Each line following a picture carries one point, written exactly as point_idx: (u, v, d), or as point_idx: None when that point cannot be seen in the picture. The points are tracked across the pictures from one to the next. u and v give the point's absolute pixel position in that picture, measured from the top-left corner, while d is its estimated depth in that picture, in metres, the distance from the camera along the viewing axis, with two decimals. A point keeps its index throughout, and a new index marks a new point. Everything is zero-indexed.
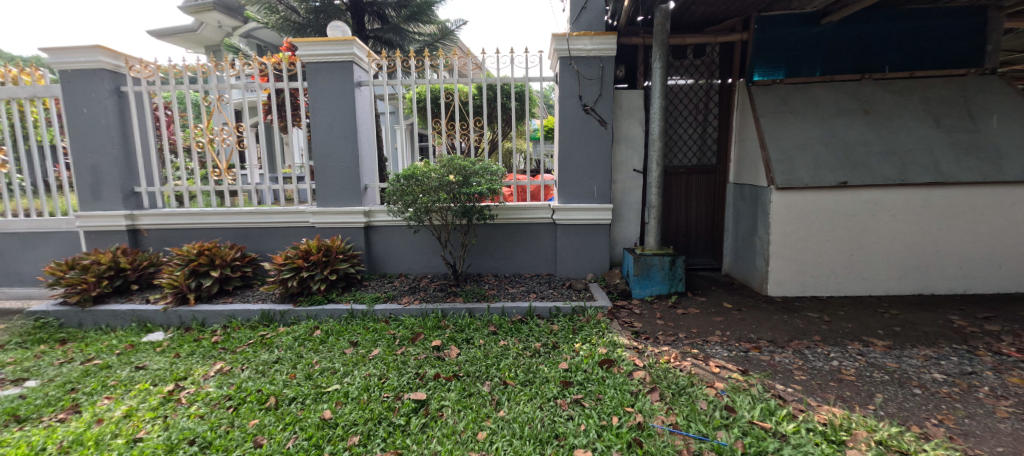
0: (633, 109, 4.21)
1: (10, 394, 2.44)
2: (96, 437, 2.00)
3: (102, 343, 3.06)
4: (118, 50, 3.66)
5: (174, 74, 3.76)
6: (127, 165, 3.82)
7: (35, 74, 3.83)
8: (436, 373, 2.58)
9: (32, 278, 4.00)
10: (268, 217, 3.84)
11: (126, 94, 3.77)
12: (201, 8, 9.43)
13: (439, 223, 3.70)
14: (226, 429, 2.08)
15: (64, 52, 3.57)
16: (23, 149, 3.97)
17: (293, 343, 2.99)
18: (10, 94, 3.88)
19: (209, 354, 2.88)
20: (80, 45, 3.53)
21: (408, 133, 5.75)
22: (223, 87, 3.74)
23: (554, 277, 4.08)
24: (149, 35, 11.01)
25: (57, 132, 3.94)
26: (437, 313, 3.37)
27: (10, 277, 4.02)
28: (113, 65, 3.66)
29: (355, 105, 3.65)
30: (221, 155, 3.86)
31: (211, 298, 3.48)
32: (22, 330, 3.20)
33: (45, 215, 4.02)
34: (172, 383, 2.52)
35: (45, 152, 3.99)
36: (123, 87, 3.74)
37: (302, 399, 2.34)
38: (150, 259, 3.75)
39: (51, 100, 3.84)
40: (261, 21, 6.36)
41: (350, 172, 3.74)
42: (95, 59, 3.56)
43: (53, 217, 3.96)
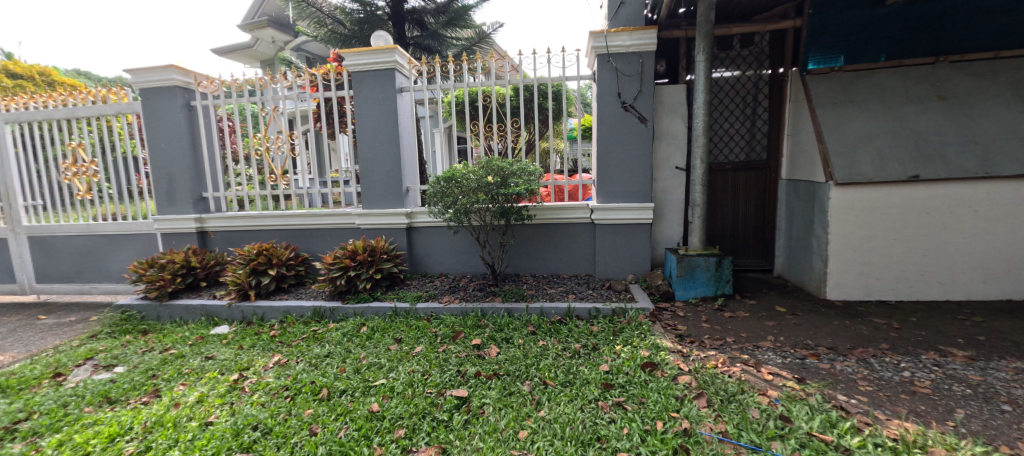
0: (675, 105, 4.07)
1: (103, 378, 2.76)
2: (174, 419, 2.22)
3: (176, 334, 3.37)
4: (188, 69, 4.02)
5: (236, 88, 4.07)
6: (196, 172, 4.18)
7: (121, 93, 4.25)
8: (477, 371, 2.63)
9: (119, 275, 4.48)
10: (317, 220, 4.06)
11: (195, 107, 4.13)
12: (257, 25, 9.92)
13: (477, 224, 3.77)
14: (285, 417, 2.25)
15: (143, 72, 3.95)
16: (110, 161, 4.42)
17: (343, 338, 3.16)
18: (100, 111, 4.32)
19: (268, 347, 3.11)
20: (156, 65, 3.89)
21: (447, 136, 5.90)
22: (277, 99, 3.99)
23: (593, 277, 4.02)
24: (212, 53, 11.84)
25: (138, 145, 4.36)
26: (477, 312, 3.44)
27: (100, 274, 4.51)
28: (184, 82, 4.03)
29: (397, 112, 3.79)
30: (276, 161, 4.12)
31: (269, 295, 3.74)
32: (112, 322, 3.59)
33: (129, 219, 4.44)
34: (237, 372, 2.75)
35: (128, 163, 4.42)
36: (193, 102, 4.10)
37: (353, 392, 2.47)
38: (216, 258, 4.09)
39: (133, 115, 4.25)
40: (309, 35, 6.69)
41: (393, 176, 3.88)
42: (169, 77, 3.92)
43: (136, 221, 4.38)
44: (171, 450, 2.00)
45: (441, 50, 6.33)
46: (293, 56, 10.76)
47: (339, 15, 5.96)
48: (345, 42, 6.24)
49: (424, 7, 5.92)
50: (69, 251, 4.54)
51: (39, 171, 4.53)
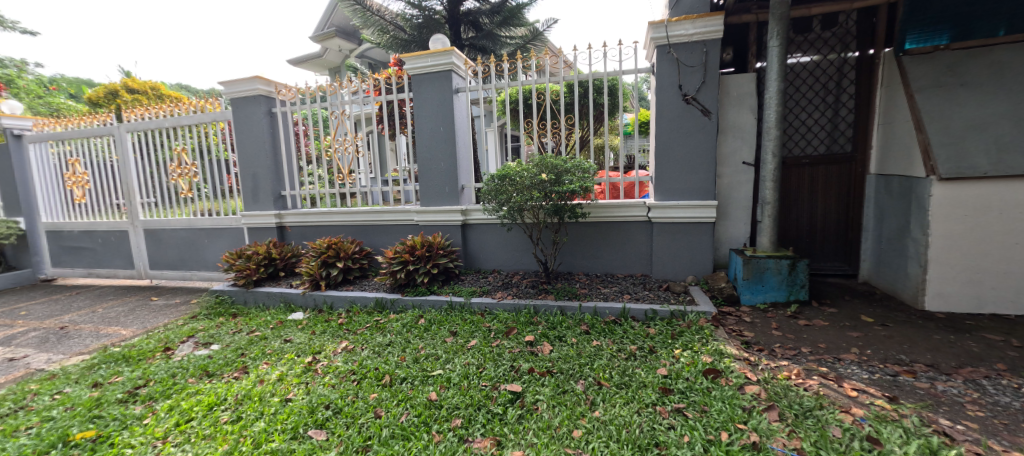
0: (743, 95, 3.80)
1: (202, 354, 3.15)
2: (260, 394, 2.49)
3: (260, 318, 3.76)
4: (271, 79, 4.44)
5: (310, 94, 4.43)
6: (276, 173, 4.60)
7: (216, 103, 4.78)
8: (530, 368, 2.66)
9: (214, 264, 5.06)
10: (379, 216, 4.31)
11: (276, 114, 4.55)
12: (324, 38, 10.77)
13: (530, 221, 3.79)
14: (353, 399, 2.43)
15: (234, 83, 4.41)
16: (206, 163, 4.98)
17: (402, 329, 3.34)
18: (198, 120, 4.88)
19: (336, 333, 3.37)
20: (244, 77, 4.34)
21: (500, 135, 5.98)
22: (342, 104, 4.28)
23: (650, 278, 3.88)
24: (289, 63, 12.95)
25: (228, 149, 4.88)
26: (529, 309, 3.46)
27: (200, 263, 5.13)
28: (267, 91, 4.45)
29: (453, 112, 3.91)
30: (344, 162, 4.42)
31: (337, 286, 4.04)
32: (208, 305, 4.07)
33: (222, 215, 4.98)
34: (311, 355, 3.02)
35: (221, 165, 4.96)
36: (274, 108, 4.52)
37: (412, 380, 2.61)
38: (293, 251, 4.49)
39: (225, 122, 4.76)
40: (373, 42, 7.09)
41: (449, 174, 4.01)
42: (255, 87, 4.35)
43: (228, 216, 4.92)
44: (257, 421, 2.25)
45: (495, 50, 6.41)
46: (358, 63, 11.46)
47: (400, 21, 6.25)
48: (405, 46, 6.53)
49: (479, 9, 6.03)
50: (175, 242, 5.20)
51: (150, 172, 5.18)
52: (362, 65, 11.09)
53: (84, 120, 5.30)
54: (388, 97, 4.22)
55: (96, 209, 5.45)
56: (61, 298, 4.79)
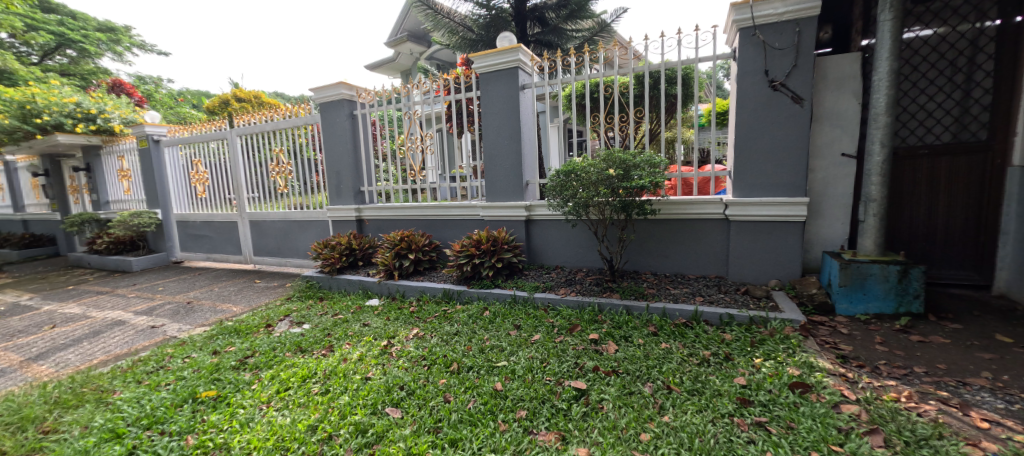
0: (843, 79, 3.36)
1: (296, 332, 3.54)
2: (344, 371, 2.76)
3: (342, 302, 4.12)
4: (353, 84, 4.81)
5: (386, 97, 4.72)
6: (356, 170, 4.98)
7: (307, 107, 5.28)
8: (595, 366, 2.63)
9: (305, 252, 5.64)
10: (448, 211, 4.49)
11: (357, 116, 4.91)
12: (398, 42, 11.74)
13: (596, 218, 3.71)
14: (424, 383, 2.59)
15: (322, 89, 4.84)
16: (298, 162, 5.51)
17: (468, 319, 3.47)
18: (292, 123, 5.42)
19: (408, 320, 3.60)
20: (330, 83, 4.75)
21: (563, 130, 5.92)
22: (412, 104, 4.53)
23: (726, 280, 3.60)
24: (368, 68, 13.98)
25: (315, 149, 5.35)
26: (593, 307, 3.40)
27: (294, 251, 5.75)
28: (349, 95, 4.82)
29: (519, 108, 3.94)
30: (415, 159, 4.65)
31: (409, 276, 4.29)
32: (300, 289, 4.55)
33: (311, 208, 5.50)
34: (386, 339, 3.27)
35: (309, 163, 5.47)
36: (355, 111, 4.89)
37: (478, 369, 2.71)
38: (370, 242, 4.85)
39: (314, 125, 5.24)
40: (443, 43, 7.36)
41: (514, 170, 4.06)
42: (339, 92, 4.75)
43: (316, 210, 5.42)
44: (342, 395, 2.49)
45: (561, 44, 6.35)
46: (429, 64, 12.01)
47: (468, 22, 6.40)
48: (472, 46, 6.70)
49: (546, 4, 5.99)
50: (274, 232, 5.87)
51: (255, 170, 5.87)
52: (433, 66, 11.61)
53: (205, 126, 6.15)
54: (456, 97, 4.36)
55: (214, 203, 6.32)
56: (188, 278, 5.64)
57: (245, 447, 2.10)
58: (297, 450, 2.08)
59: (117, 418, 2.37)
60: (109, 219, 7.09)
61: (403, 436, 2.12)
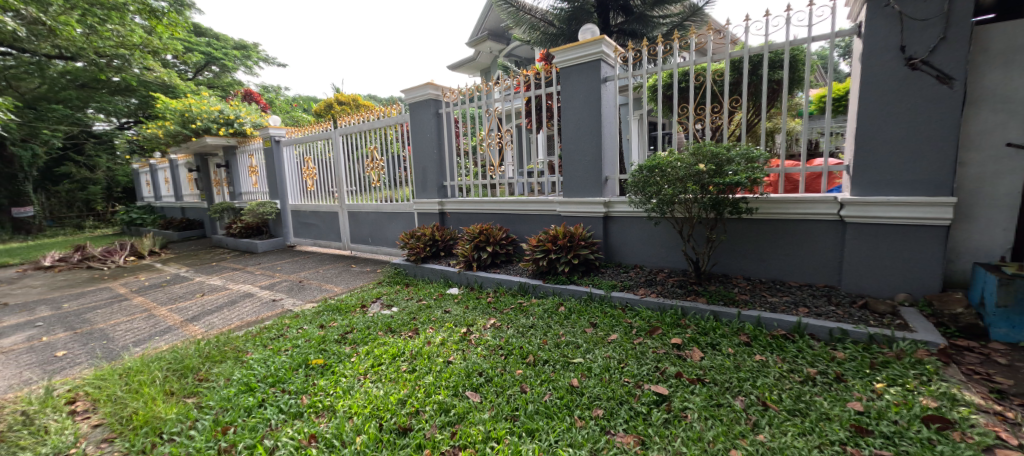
0: (1012, 51, 2.72)
1: (387, 314, 3.87)
2: (428, 353, 2.96)
3: (426, 289, 4.40)
4: (439, 84, 5.06)
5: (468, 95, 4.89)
6: (440, 166, 5.24)
7: (398, 108, 5.65)
8: (678, 372, 2.49)
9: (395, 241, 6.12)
10: (524, 206, 4.53)
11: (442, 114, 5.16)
12: (478, 41, 12.37)
13: (681, 216, 3.47)
14: (501, 371, 2.68)
15: (412, 90, 5.17)
16: (389, 158, 5.96)
17: (544, 314, 3.49)
18: (384, 123, 5.87)
19: (486, 310, 3.73)
20: (419, 84, 5.06)
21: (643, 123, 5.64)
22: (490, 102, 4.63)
23: (837, 291, 3.14)
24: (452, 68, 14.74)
25: (403, 146, 5.73)
26: (676, 310, 3.20)
27: (386, 239, 6.26)
28: (435, 95, 5.09)
29: (599, 102, 3.82)
30: (493, 155, 4.76)
31: (486, 268, 4.44)
32: (389, 275, 4.94)
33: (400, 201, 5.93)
34: (466, 326, 3.43)
35: (398, 159, 5.88)
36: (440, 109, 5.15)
37: (555, 364, 2.73)
38: (451, 234, 5.09)
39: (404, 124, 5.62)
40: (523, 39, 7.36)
41: (593, 165, 3.96)
42: (427, 92, 5.03)
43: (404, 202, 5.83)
44: (428, 375, 2.68)
45: (646, 33, 6.01)
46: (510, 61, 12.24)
47: (550, 16, 6.29)
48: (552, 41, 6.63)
49: None
50: (368, 222, 6.44)
51: (354, 167, 6.47)
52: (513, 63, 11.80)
53: (315, 127, 6.93)
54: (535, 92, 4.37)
55: (321, 195, 7.12)
56: (300, 260, 6.45)
57: (347, 412, 2.36)
58: (389, 419, 2.28)
59: (248, 375, 2.82)
60: (241, 208, 8.36)
61: (482, 419, 2.23)
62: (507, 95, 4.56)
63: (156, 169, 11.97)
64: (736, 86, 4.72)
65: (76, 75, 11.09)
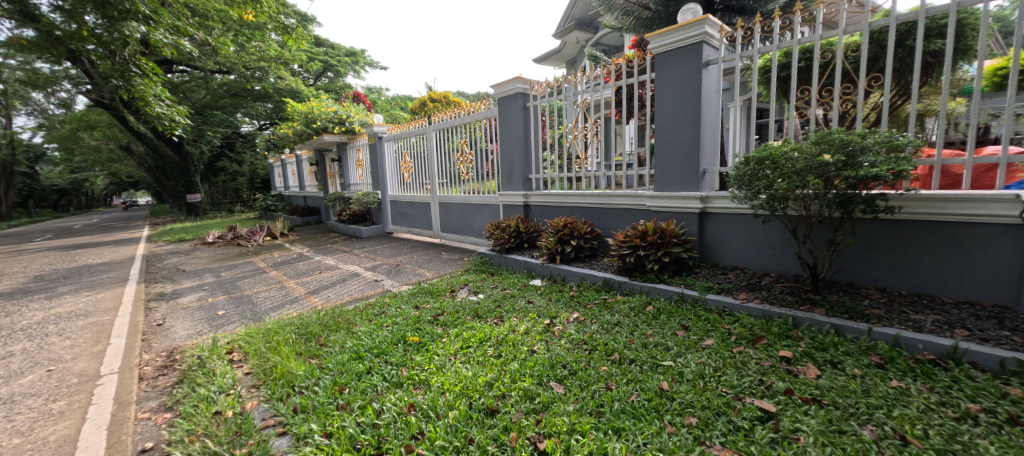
0: None
1: (474, 300, 4.04)
2: (513, 341, 3.03)
3: (510, 279, 4.48)
4: (528, 78, 5.06)
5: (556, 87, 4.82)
6: (526, 159, 5.27)
7: (487, 102, 5.80)
8: (788, 388, 2.20)
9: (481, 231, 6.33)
10: (611, 199, 4.36)
11: (529, 108, 5.17)
12: (563, 32, 12.40)
13: (796, 214, 3.02)
14: (585, 366, 2.63)
15: (501, 85, 5.25)
16: (477, 152, 6.16)
17: (630, 312, 3.32)
18: (474, 118, 6.06)
19: (569, 303, 3.68)
20: (508, 79, 5.11)
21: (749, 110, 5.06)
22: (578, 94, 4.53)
23: (1013, 313, 2.49)
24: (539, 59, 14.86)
25: (491, 140, 5.88)
26: (786, 320, 2.81)
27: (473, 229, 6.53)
28: (523, 88, 5.11)
29: (700, 87, 3.49)
30: (580, 147, 4.63)
31: (570, 261, 4.38)
32: (475, 264, 5.14)
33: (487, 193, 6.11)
34: (549, 318, 3.42)
35: (485, 153, 6.06)
36: (528, 103, 5.16)
37: (642, 364, 2.59)
38: (535, 226, 5.11)
39: (492, 118, 5.75)
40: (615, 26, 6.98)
41: (689, 157, 3.64)
42: (515, 87, 5.07)
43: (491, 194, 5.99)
44: (513, 361, 2.74)
45: (758, 8, 5.32)
46: (599, 49, 11.91)
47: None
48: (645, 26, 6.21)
49: None
50: (457, 212, 6.73)
51: (445, 160, 6.81)
52: (602, 51, 11.45)
53: (414, 123, 7.44)
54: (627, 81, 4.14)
55: (415, 187, 7.62)
56: (399, 246, 7.05)
57: (440, 387, 2.50)
58: (478, 399, 2.37)
59: (357, 345, 3.15)
60: (349, 198, 9.45)
61: (568, 411, 2.21)
62: (594, 85, 4.40)
63: (287, 163, 13.92)
64: (872, 62, 3.97)
65: (232, 84, 14.33)
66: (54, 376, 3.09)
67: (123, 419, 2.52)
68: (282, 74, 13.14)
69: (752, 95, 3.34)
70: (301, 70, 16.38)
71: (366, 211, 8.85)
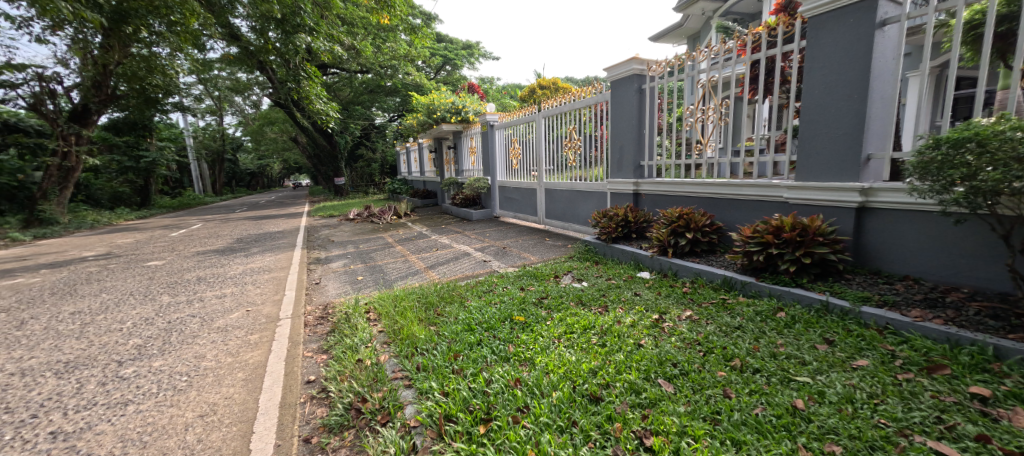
0: None
1: (577, 287, 3.96)
2: (618, 332, 2.89)
3: (615, 270, 4.28)
4: (644, 57, 4.72)
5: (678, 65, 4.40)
6: (639, 145, 4.94)
7: (599, 86, 5.56)
8: (981, 434, 1.70)
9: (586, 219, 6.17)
10: (738, 189, 3.85)
11: (645, 90, 4.83)
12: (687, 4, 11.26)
13: (1012, 213, 2.28)
14: (698, 368, 2.38)
15: (615, 67, 4.97)
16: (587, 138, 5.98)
17: (755, 316, 2.90)
18: (584, 103, 5.87)
19: (680, 300, 3.37)
20: (623, 60, 4.81)
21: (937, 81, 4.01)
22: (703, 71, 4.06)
23: None
24: (657, 37, 13.91)
25: (601, 125, 5.65)
26: (981, 349, 2.16)
27: (578, 217, 6.39)
28: (639, 69, 4.78)
29: (870, 54, 2.86)
30: (704, 130, 4.16)
31: (683, 255, 4.01)
32: (579, 251, 5.03)
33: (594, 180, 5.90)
34: (657, 313, 3.18)
35: (594, 139, 5.85)
36: (644, 85, 4.82)
37: (770, 376, 2.24)
38: (646, 216, 4.79)
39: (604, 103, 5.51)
40: None
41: (848, 140, 3.03)
42: (630, 68, 4.77)
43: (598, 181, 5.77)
44: (618, 352, 2.61)
45: None
46: (730, 21, 10.65)
47: None
48: None
49: None
50: (562, 199, 6.66)
51: (553, 147, 6.76)
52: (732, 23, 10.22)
53: (523, 111, 7.51)
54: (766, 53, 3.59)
55: (523, 173, 7.73)
56: (506, 230, 7.27)
57: (544, 367, 2.49)
58: (582, 384, 2.31)
59: (469, 318, 3.33)
60: (463, 182, 10.01)
61: (677, 412, 2.02)
62: (723, 60, 3.89)
63: (411, 150, 15.32)
64: None
65: (370, 81, 16.23)
66: (252, 315, 3.86)
67: (295, 355, 3.03)
68: (409, 70, 14.48)
69: (950, 57, 2.55)
70: (425, 64, 17.82)
71: (477, 195, 9.31)
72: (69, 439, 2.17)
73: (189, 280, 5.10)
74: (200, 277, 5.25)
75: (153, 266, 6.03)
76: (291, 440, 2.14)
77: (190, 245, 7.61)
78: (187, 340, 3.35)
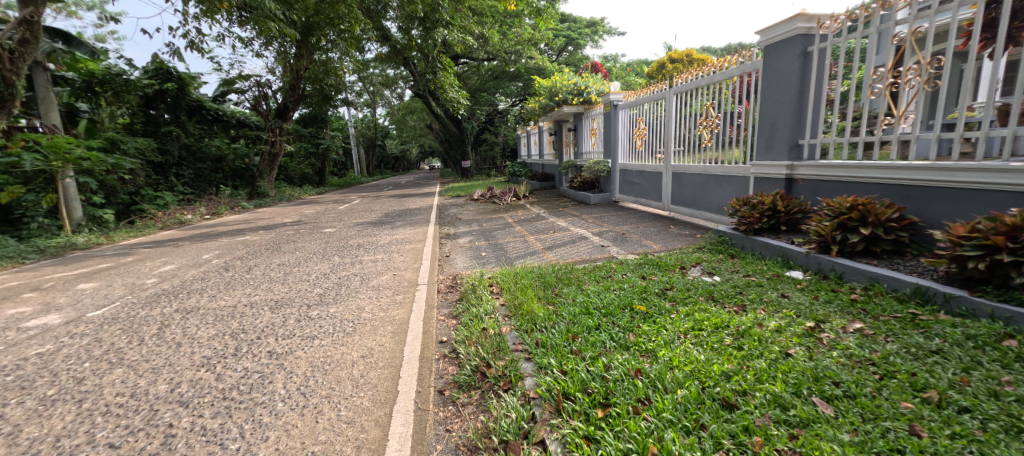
0: None
1: (708, 281, 3.56)
2: (758, 336, 2.52)
3: (758, 266, 3.74)
4: (813, 13, 3.94)
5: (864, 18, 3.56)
6: (798, 120, 4.18)
7: (748, 53, 4.83)
8: None
9: (720, 207, 5.52)
10: (951, 174, 3.00)
11: (812, 53, 4.04)
12: None
13: None
14: (872, 393, 1.94)
15: (773, 28, 4.25)
16: (727, 114, 5.30)
17: (963, 340, 2.25)
18: (727, 74, 5.18)
19: (846, 309, 2.79)
20: (786, 17, 4.07)
21: None
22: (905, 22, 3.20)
23: None
24: None
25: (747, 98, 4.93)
26: None
27: (710, 204, 5.75)
28: (806, 28, 4.02)
29: None
30: (900, 99, 3.32)
31: (853, 255, 3.31)
32: (712, 243, 4.51)
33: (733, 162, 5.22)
34: (813, 321, 2.68)
35: (736, 115, 5.15)
36: (811, 47, 4.03)
37: (987, 420, 1.71)
38: (801, 206, 4.06)
39: (753, 72, 4.79)
40: None
41: None
42: (794, 27, 4.02)
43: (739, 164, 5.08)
44: (758, 359, 2.28)
45: None
46: None
47: None
48: None
49: None
50: (693, 183, 6.05)
51: (684, 126, 6.15)
52: None
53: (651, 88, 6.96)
54: None
55: (647, 156, 7.25)
56: (626, 215, 6.93)
57: (668, 362, 2.30)
58: (713, 387, 2.07)
59: (587, 301, 3.25)
60: (581, 166, 9.83)
61: (840, 440, 1.68)
62: (939, 5, 3.01)
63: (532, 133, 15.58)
64: None
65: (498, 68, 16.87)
66: (397, 278, 4.37)
67: (430, 317, 3.32)
68: (533, 55, 14.67)
69: None
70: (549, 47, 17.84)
71: (595, 179, 9.05)
72: (279, 358, 2.70)
73: (352, 245, 5.98)
74: (360, 243, 6.13)
75: (328, 232, 7.22)
76: (429, 389, 2.35)
77: (351, 216, 8.93)
78: (352, 293, 3.93)
